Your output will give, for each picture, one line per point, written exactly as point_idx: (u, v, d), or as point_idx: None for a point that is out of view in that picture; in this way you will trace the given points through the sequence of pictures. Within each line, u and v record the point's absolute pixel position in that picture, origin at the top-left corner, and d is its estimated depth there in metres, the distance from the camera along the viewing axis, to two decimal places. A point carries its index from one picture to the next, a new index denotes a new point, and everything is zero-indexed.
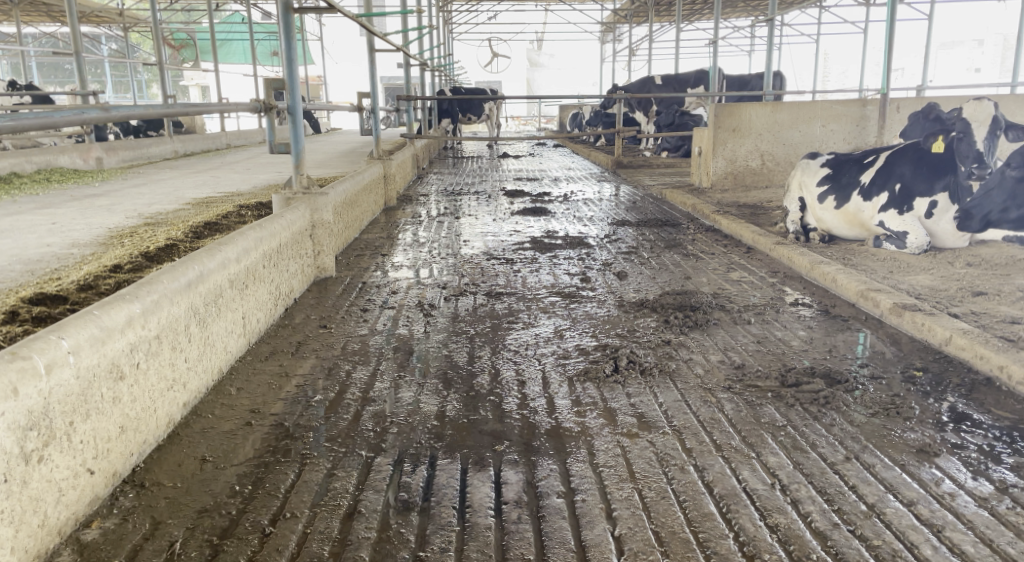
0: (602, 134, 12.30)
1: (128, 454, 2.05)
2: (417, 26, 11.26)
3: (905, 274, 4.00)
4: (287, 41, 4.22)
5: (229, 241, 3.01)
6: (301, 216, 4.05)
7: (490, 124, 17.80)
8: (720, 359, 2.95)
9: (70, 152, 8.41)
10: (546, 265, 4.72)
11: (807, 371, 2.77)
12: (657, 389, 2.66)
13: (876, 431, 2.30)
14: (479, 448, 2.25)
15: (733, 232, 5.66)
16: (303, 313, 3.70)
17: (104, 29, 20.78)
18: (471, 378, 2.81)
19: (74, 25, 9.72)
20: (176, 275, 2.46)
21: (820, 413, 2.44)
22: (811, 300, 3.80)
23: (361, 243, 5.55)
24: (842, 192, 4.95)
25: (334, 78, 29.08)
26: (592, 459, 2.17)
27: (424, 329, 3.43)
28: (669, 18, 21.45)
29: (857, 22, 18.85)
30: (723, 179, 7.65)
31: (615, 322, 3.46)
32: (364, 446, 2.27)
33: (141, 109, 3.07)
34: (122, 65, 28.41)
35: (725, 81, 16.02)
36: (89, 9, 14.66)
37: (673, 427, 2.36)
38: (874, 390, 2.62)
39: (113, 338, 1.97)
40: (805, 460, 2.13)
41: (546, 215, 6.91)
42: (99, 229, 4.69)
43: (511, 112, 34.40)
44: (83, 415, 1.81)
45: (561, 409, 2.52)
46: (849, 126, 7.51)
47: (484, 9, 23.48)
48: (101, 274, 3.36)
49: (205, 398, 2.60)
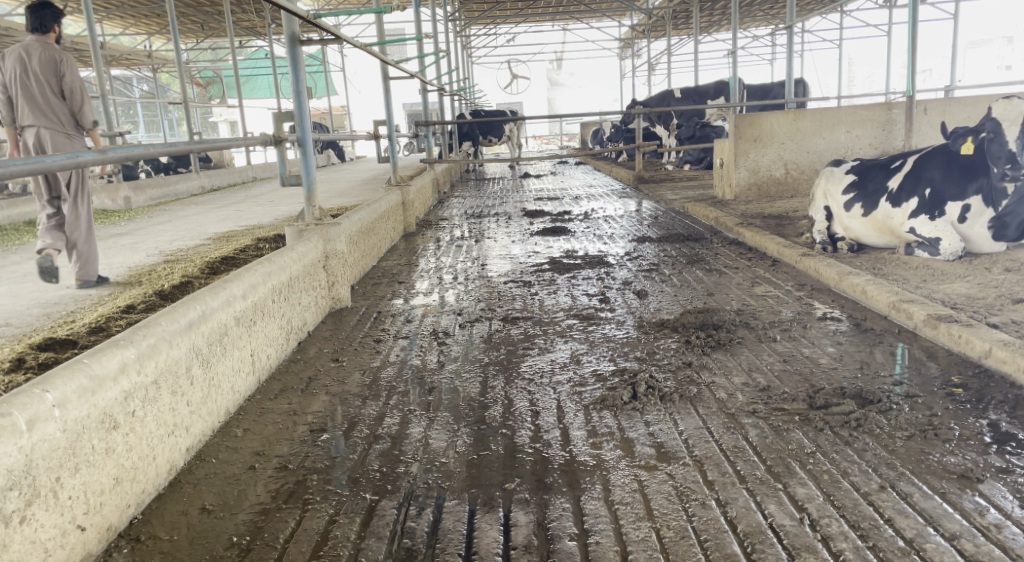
0: (623, 149, 12.19)
1: (124, 506, 2.00)
2: (434, 51, 11.28)
3: (939, 283, 3.82)
4: (295, 74, 4.18)
5: (234, 278, 2.96)
6: (313, 248, 4.01)
7: (511, 145, 17.80)
8: (744, 381, 2.81)
9: (98, 193, 8.55)
10: (564, 286, 4.60)
11: (837, 392, 2.61)
12: (677, 416, 2.53)
13: (913, 456, 2.14)
14: (488, 487, 2.14)
15: (758, 244, 5.51)
16: (316, 346, 3.63)
17: (134, 72, 21.31)
18: (483, 410, 2.70)
19: (103, 72, 9.72)
20: (175, 317, 2.41)
21: (851, 437, 2.29)
22: (841, 314, 3.63)
23: (378, 271, 5.50)
24: (869, 199, 4.80)
25: (357, 108, 29.44)
26: (607, 496, 2.05)
27: (438, 359, 3.34)
28: (688, 30, 21.30)
29: (880, 25, 18.56)
30: (747, 191, 7.49)
31: (634, 344, 3.34)
32: (369, 488, 2.18)
33: (151, 149, 3.03)
34: (153, 106, 29.18)
35: (747, 91, 15.84)
36: (118, 53, 15.02)
37: (694, 457, 2.22)
38: (909, 410, 2.45)
39: (103, 388, 1.93)
40: (837, 492, 1.98)
41: (566, 234, 6.82)
42: (120, 269, 4.71)
43: (532, 132, 34.44)
44: (70, 469, 1.78)
45: (576, 441, 2.40)
46: (876, 130, 7.31)
47: (502, 32, 23.62)
48: (113, 316, 3.35)
49: (211, 440, 2.54)
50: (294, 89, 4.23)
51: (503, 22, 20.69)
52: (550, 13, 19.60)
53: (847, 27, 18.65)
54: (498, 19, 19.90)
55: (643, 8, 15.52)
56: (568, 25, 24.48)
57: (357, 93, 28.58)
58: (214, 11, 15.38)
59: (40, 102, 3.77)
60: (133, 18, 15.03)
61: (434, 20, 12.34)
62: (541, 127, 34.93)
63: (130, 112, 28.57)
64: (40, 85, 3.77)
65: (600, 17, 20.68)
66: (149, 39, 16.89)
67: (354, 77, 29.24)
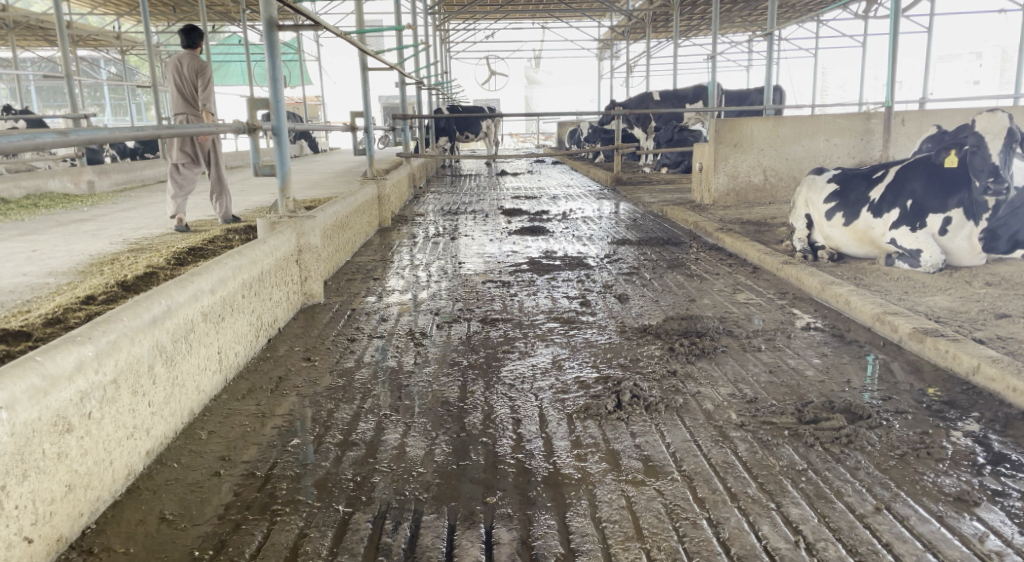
0: (602, 149, 12.12)
1: (76, 515, 1.85)
2: (414, 44, 11.10)
3: (921, 296, 3.80)
4: (272, 60, 4.02)
5: (203, 272, 2.81)
6: (286, 241, 3.86)
7: (488, 141, 17.65)
8: (730, 392, 2.74)
9: (60, 176, 8.25)
10: (543, 288, 4.52)
11: (825, 406, 2.55)
12: (664, 428, 2.45)
13: (906, 475, 2.09)
14: (468, 500, 2.04)
15: (737, 251, 5.46)
16: (287, 344, 3.49)
17: (102, 53, 20.76)
18: (462, 416, 2.60)
19: (67, 51, 9.31)
20: (138, 312, 2.26)
21: (843, 454, 2.23)
22: (824, 324, 3.59)
23: (351, 267, 5.33)
24: (850, 208, 4.79)
25: (332, 99, 29.08)
26: (594, 513, 1.96)
27: (414, 360, 3.22)
28: (666, 34, 21.36)
29: (855, 36, 18.78)
30: (725, 196, 7.46)
31: (616, 350, 3.26)
32: (343, 498, 2.06)
33: (119, 133, 2.84)
34: (122, 89, 28.63)
35: (724, 96, 15.89)
36: (85, 33, 14.56)
37: (682, 472, 2.14)
38: (899, 427, 2.40)
39: (57, 388, 1.79)
40: (831, 512, 1.92)
41: (544, 234, 6.73)
42: (81, 256, 4.50)
43: (509, 130, 34.30)
44: (19, 476, 1.63)
45: (559, 452, 2.30)
46: (853, 140, 7.35)
47: (481, 27, 23.48)
48: (72, 307, 3.18)
49: (173, 443, 2.40)
50: (271, 75, 4.06)
51: (483, 17, 20.52)
52: (530, 11, 19.49)
53: (824, 36, 18.86)
54: (479, 15, 19.76)
55: (624, 9, 15.40)
56: (547, 22, 24.41)
57: (332, 84, 28.26)
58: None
59: (184, 97, 5.12)
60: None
61: (414, 13, 12.12)
62: (517, 125, 34.96)
63: (97, 94, 28.02)
64: (188, 84, 5.12)
65: (581, 16, 20.61)
66: (118, 21, 16.46)
67: (330, 67, 28.89)
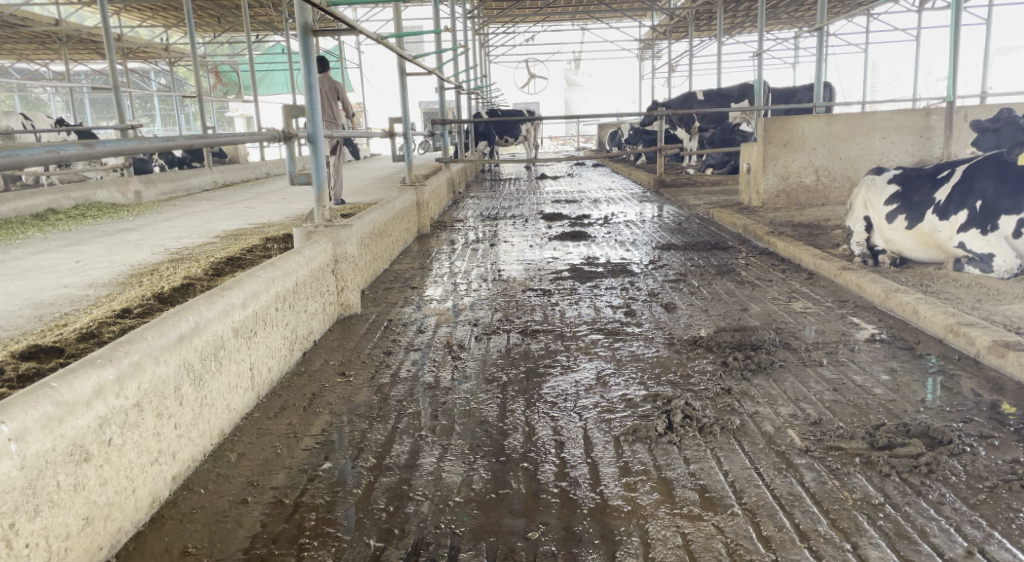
0: (645, 151, 11.84)
1: (96, 549, 1.77)
2: (452, 47, 11.02)
3: (996, 304, 3.51)
4: (307, 68, 3.93)
5: (234, 285, 2.71)
6: (322, 251, 3.77)
7: (527, 145, 17.50)
8: (792, 413, 2.52)
9: (108, 186, 8.34)
10: (586, 296, 4.34)
11: (899, 430, 2.32)
12: (721, 454, 2.25)
13: (1001, 513, 1.86)
14: (508, 536, 1.89)
15: (790, 255, 5.20)
16: (322, 358, 3.38)
17: (151, 65, 21.15)
18: (502, 438, 2.44)
19: (114, 63, 9.38)
20: (163, 330, 2.16)
21: (923, 486, 2.01)
22: (890, 336, 3.34)
23: (390, 275, 5.24)
24: (913, 211, 4.51)
25: (372, 105, 29.26)
26: (646, 552, 1.79)
27: (452, 376, 3.08)
28: (709, 32, 20.93)
29: (909, 30, 18.11)
30: (776, 198, 7.20)
31: (666, 364, 3.07)
32: (375, 532, 1.93)
33: (169, 142, 2.79)
34: (170, 100, 29.29)
35: (770, 95, 15.46)
36: (135, 46, 14.82)
37: (743, 506, 1.95)
38: (987, 454, 2.16)
39: (74, 415, 1.70)
40: (916, 557, 1.71)
41: (585, 239, 6.53)
42: (122, 267, 4.48)
43: (549, 132, 34.23)
44: (29, 513, 1.55)
45: (607, 480, 2.13)
46: (912, 137, 6.98)
47: (520, 31, 23.34)
48: (107, 321, 3.12)
49: (201, 467, 2.30)
50: (305, 82, 3.96)
51: (523, 20, 20.42)
52: (570, 12, 19.30)
53: (875, 31, 18.25)
54: (519, 18, 19.64)
55: (665, 7, 14.98)
56: (587, 24, 24.20)
57: (374, 90, 28.48)
58: (232, 5, 15.13)
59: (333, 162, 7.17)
60: (151, 11, 14.87)
61: (453, 18, 12.04)
62: (556, 127, 34.76)
63: (146, 105, 28.87)
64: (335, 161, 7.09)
65: (621, 18, 20.33)
66: (166, 32, 16.75)
67: (371, 73, 29.11)
